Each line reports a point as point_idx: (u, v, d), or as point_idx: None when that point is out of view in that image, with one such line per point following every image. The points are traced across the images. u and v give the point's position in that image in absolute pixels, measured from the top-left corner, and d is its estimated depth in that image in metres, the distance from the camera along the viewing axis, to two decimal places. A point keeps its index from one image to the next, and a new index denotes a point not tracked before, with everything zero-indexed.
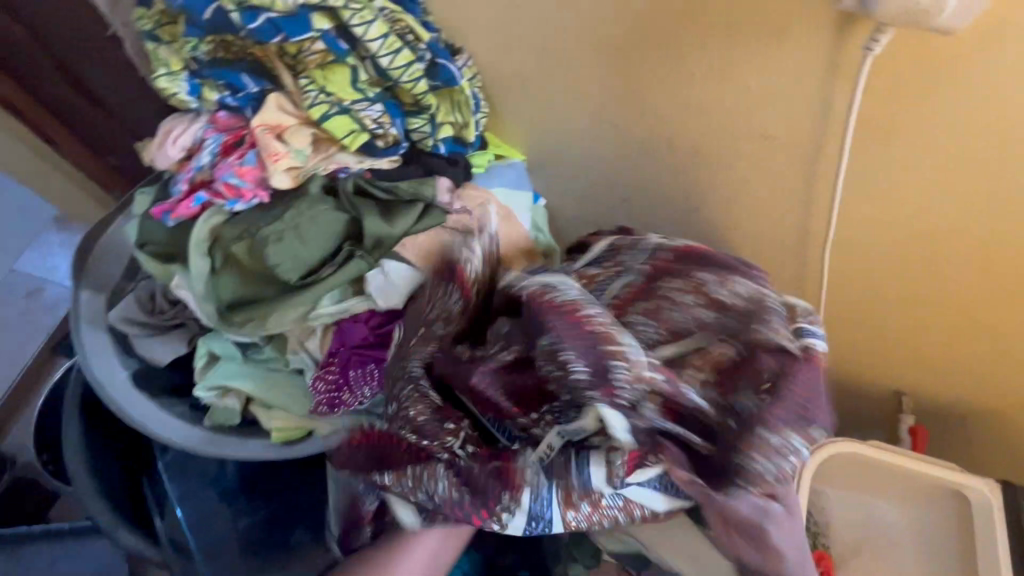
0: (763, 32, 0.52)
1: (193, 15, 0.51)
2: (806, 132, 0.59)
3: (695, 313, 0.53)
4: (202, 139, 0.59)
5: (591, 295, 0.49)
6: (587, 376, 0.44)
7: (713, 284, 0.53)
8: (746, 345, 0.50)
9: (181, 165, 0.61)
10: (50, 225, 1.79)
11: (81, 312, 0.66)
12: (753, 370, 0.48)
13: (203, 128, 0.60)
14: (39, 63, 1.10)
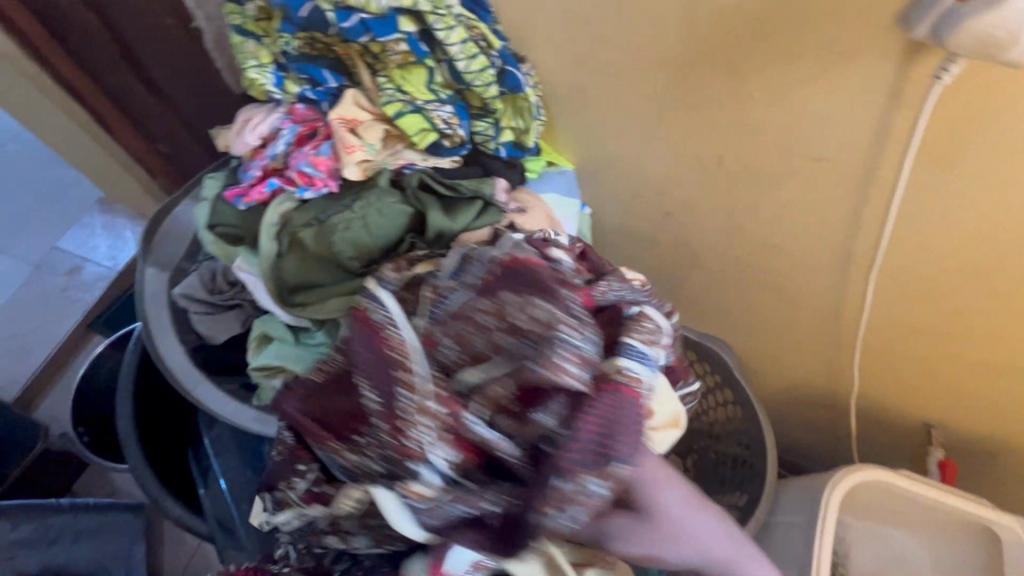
0: (827, 55, 0.53)
1: (289, 14, 0.55)
2: (862, 155, 0.60)
3: (491, 324, 0.49)
4: (278, 128, 0.63)
5: (447, 326, 0.51)
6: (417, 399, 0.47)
7: (520, 295, 0.49)
8: (531, 361, 0.46)
9: (255, 152, 0.65)
10: (92, 206, 1.81)
11: (147, 286, 0.70)
12: (515, 376, 0.47)
13: (280, 118, 0.64)
14: (96, 47, 1.14)
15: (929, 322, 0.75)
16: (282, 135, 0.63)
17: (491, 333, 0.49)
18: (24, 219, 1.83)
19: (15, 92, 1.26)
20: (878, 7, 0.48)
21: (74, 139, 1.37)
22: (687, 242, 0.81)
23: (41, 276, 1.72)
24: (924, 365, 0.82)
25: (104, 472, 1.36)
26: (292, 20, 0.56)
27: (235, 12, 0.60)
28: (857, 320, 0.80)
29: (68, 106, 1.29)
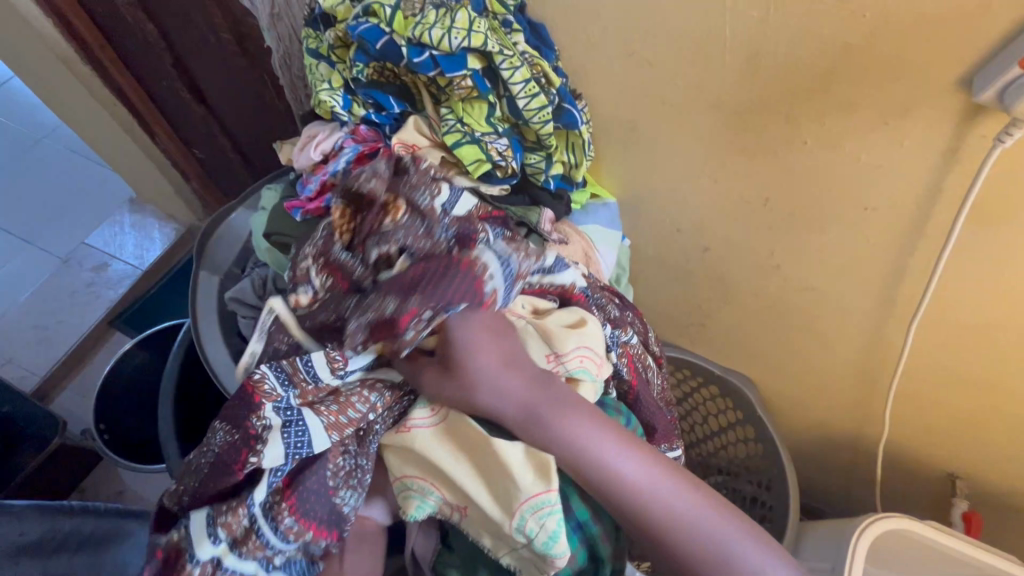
0: (885, 111, 0.55)
1: (365, 44, 0.58)
2: (914, 206, 0.61)
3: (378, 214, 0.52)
4: (341, 146, 0.65)
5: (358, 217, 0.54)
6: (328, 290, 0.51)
7: (373, 169, 0.53)
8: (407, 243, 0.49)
9: (316, 167, 0.66)
10: (123, 204, 1.83)
11: (201, 290, 0.72)
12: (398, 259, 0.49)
13: (343, 137, 0.65)
14: (145, 58, 1.17)
15: (966, 373, 0.75)
16: (343, 153, 0.64)
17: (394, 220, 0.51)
18: (55, 213, 1.86)
19: (66, 93, 1.29)
20: (944, 70, 0.50)
21: (115, 140, 1.41)
22: (724, 281, 0.82)
23: (68, 271, 1.74)
24: (957, 416, 0.82)
25: (116, 470, 1.35)
26: (367, 50, 0.59)
27: (313, 37, 0.65)
28: (891, 366, 0.80)
29: (114, 109, 1.32)
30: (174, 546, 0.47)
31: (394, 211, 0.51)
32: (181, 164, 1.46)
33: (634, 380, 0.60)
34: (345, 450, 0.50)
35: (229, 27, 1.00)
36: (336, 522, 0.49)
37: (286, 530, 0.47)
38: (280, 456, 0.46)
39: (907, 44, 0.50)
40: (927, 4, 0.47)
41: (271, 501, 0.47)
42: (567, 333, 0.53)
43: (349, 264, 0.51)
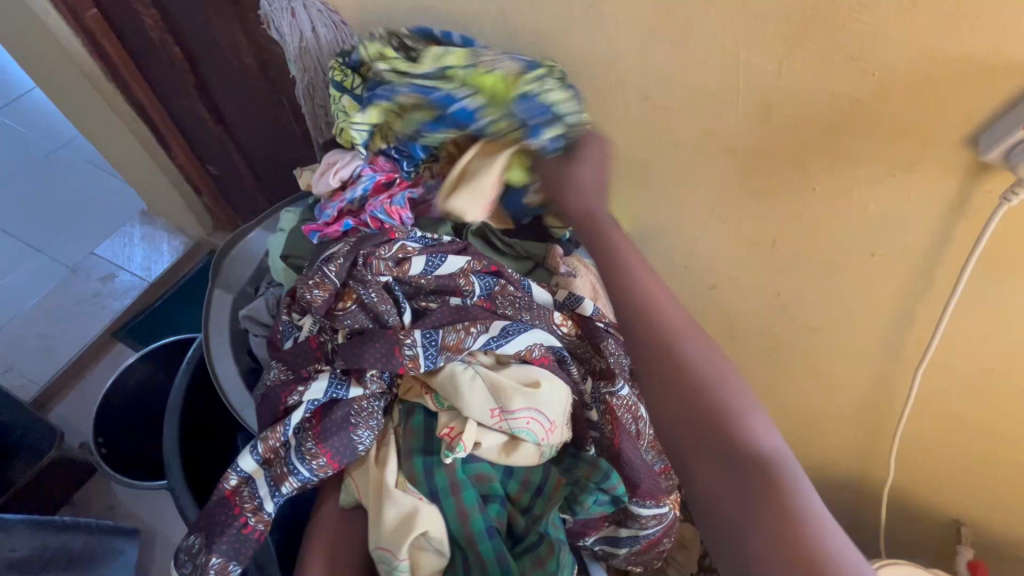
0: (892, 165, 0.56)
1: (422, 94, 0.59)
2: (920, 256, 0.62)
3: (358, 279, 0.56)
4: (359, 173, 0.66)
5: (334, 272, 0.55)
6: (305, 342, 0.57)
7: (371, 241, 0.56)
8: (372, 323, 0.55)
9: (333, 193, 0.67)
10: (133, 216, 1.85)
11: (214, 306, 0.74)
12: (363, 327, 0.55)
13: (361, 164, 0.66)
14: (166, 78, 1.20)
15: (970, 420, 0.75)
16: (362, 181, 0.65)
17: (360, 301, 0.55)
18: (66, 223, 1.88)
19: (89, 108, 1.32)
20: (952, 128, 0.52)
21: (133, 155, 1.43)
22: (730, 319, 0.82)
23: (75, 280, 1.75)
24: (961, 463, 0.82)
25: (109, 485, 1.34)
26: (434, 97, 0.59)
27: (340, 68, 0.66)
28: (897, 410, 0.80)
29: (134, 125, 1.35)
30: (231, 487, 0.54)
31: (347, 298, 0.55)
32: (195, 179, 1.48)
33: (616, 435, 0.60)
34: (371, 395, 0.56)
35: (251, 52, 1.02)
36: (349, 456, 0.54)
37: (308, 457, 0.53)
38: (321, 392, 0.54)
39: (916, 102, 0.52)
40: (938, 66, 0.49)
41: (302, 428, 0.54)
42: (515, 389, 0.54)
43: (321, 334, 0.57)
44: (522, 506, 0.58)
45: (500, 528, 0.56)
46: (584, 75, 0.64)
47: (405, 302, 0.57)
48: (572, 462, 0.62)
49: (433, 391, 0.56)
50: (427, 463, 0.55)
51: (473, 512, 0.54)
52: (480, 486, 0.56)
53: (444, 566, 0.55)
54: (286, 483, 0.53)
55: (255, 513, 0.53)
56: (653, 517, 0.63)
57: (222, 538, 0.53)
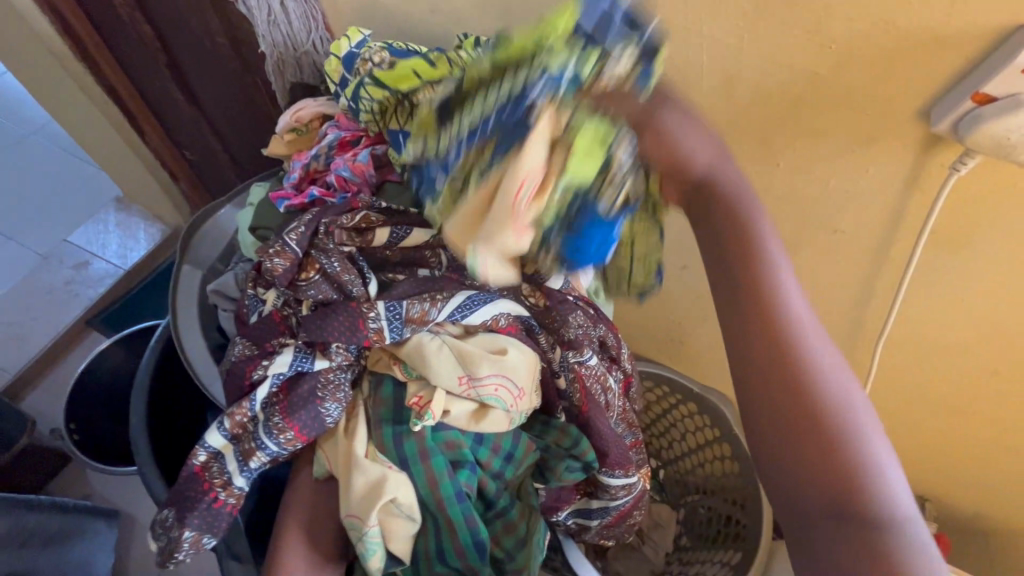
0: (850, 138, 0.58)
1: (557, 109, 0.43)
2: (880, 230, 0.64)
3: (328, 250, 0.56)
4: (327, 135, 0.67)
5: (297, 247, 0.56)
6: (269, 315, 0.57)
7: (340, 214, 0.57)
8: (340, 295, 0.55)
9: (300, 156, 0.68)
10: (108, 203, 1.81)
11: (181, 282, 0.73)
12: (330, 298, 0.55)
13: (332, 126, 0.68)
14: (136, 57, 1.18)
15: (930, 394, 0.78)
16: (327, 139, 0.66)
17: (325, 274, 0.55)
18: (38, 209, 1.83)
19: (60, 90, 1.30)
20: (903, 102, 0.53)
21: (104, 138, 1.40)
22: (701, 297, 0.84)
23: (48, 268, 1.71)
24: (922, 438, 0.85)
25: (83, 473, 1.32)
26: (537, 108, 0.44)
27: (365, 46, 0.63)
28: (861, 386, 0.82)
29: (105, 108, 1.32)
30: (201, 463, 0.54)
31: (310, 269, 0.56)
32: (169, 164, 1.46)
33: (585, 404, 0.61)
34: (338, 367, 0.55)
35: (224, 31, 1.01)
36: (317, 429, 0.53)
37: (276, 431, 0.52)
38: (286, 364, 0.54)
39: (870, 77, 0.53)
40: (889, 40, 0.50)
41: (270, 403, 0.54)
42: (482, 356, 0.54)
43: (286, 305, 0.57)
44: (493, 473, 0.58)
45: (471, 493, 0.56)
46: None
47: (370, 273, 0.56)
48: (543, 428, 0.64)
49: (401, 360, 0.56)
50: (396, 432, 0.55)
51: (442, 478, 0.54)
52: (451, 453, 0.55)
53: (415, 531, 0.55)
54: (255, 459, 0.53)
55: (226, 488, 0.53)
56: (623, 487, 0.64)
57: (194, 513, 0.53)
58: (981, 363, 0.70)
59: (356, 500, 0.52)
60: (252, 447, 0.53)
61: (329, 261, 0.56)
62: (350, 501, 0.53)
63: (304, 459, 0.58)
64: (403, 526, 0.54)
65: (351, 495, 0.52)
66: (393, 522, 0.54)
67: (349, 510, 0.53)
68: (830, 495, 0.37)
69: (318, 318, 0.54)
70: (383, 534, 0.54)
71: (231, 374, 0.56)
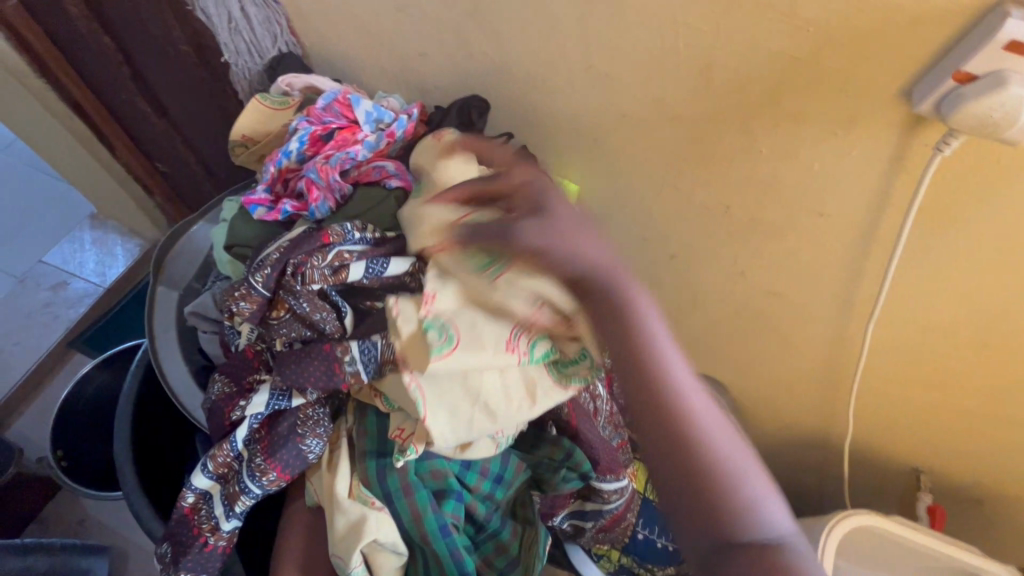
0: (834, 122, 0.57)
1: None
2: (865, 213, 0.63)
3: (301, 287, 0.52)
4: (295, 129, 0.66)
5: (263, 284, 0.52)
6: (249, 349, 0.56)
7: (306, 250, 0.52)
8: (316, 341, 0.53)
9: (268, 156, 0.66)
10: (82, 221, 1.76)
11: (157, 305, 0.71)
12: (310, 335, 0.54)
13: (298, 120, 0.67)
14: (97, 69, 1.13)
15: (925, 371, 0.78)
16: (297, 135, 0.65)
17: (300, 313, 0.53)
18: (9, 231, 1.77)
19: (24, 109, 1.25)
20: (884, 82, 0.52)
21: (73, 154, 1.36)
22: (694, 285, 0.83)
23: (25, 291, 1.66)
24: (916, 413, 0.85)
25: (74, 499, 1.29)
26: None
27: None
28: (855, 365, 0.82)
29: (71, 124, 1.28)
30: (190, 505, 0.53)
31: (280, 306, 0.54)
32: (143, 178, 1.41)
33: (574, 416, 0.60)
34: (316, 402, 0.54)
35: (188, 39, 0.97)
36: (301, 466, 0.52)
37: (259, 474, 0.52)
38: (263, 403, 0.52)
39: (850, 59, 0.52)
40: (865, 20, 0.49)
41: (252, 441, 0.53)
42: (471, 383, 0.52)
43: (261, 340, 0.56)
44: (482, 495, 0.57)
45: (458, 523, 0.55)
46: (526, 41, 0.63)
47: (344, 304, 0.55)
48: (535, 441, 0.61)
49: (382, 393, 0.54)
50: (379, 465, 0.54)
51: (426, 513, 0.53)
52: (435, 483, 0.55)
53: (403, 563, 0.55)
54: (237, 504, 0.52)
55: (214, 532, 0.53)
56: (615, 492, 0.64)
57: (186, 558, 0.53)
58: (973, 338, 0.70)
59: (341, 543, 0.51)
60: (235, 489, 0.52)
61: (310, 296, 0.52)
62: (341, 543, 0.51)
63: (296, 483, 0.57)
64: (389, 557, 0.53)
65: (335, 537, 0.52)
66: (380, 555, 0.53)
67: (335, 551, 0.52)
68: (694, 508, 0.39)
69: (293, 356, 0.52)
70: (370, 567, 0.53)
71: (211, 415, 0.55)
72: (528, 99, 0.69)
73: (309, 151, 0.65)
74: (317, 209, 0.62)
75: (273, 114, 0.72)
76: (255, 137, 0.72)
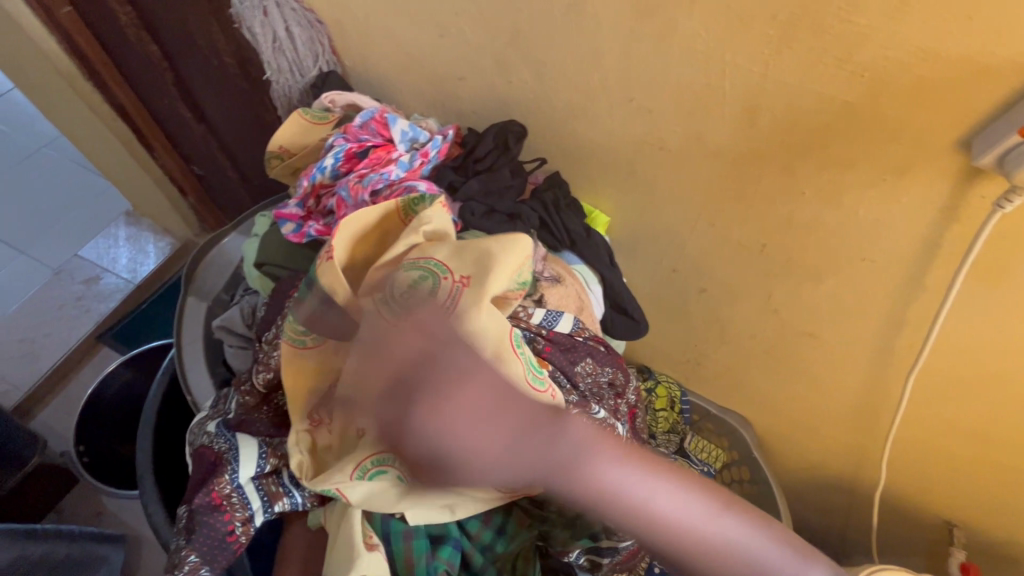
0: (886, 169, 0.55)
1: (689, 460, 0.90)
2: (912, 262, 0.61)
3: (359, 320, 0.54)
4: (331, 146, 0.66)
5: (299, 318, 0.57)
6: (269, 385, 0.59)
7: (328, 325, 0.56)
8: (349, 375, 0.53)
9: (302, 170, 0.67)
10: (118, 218, 1.80)
11: (186, 316, 0.73)
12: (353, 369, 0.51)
13: (335, 136, 0.67)
14: (143, 74, 1.16)
15: (966, 426, 0.74)
16: (332, 151, 0.65)
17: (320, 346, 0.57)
18: (46, 224, 1.83)
19: (70, 109, 1.29)
20: (939, 132, 0.50)
21: (114, 153, 1.39)
22: (722, 323, 0.81)
23: (59, 284, 1.70)
24: (953, 467, 0.81)
25: (93, 492, 1.31)
26: None
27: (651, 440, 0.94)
28: (891, 414, 0.79)
29: (115, 126, 1.31)
30: (220, 492, 0.53)
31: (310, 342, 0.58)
32: (178, 180, 1.45)
33: None
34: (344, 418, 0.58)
35: (232, 51, 0.99)
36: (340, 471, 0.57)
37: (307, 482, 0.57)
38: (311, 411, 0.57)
39: (905, 107, 0.50)
40: (925, 68, 0.47)
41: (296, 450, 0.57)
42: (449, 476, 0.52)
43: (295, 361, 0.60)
44: (481, 544, 0.61)
45: (452, 569, 0.59)
46: (568, 72, 0.63)
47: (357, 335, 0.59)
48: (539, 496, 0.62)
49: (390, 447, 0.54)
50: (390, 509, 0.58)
51: (418, 560, 0.57)
52: (436, 530, 0.59)
53: None
54: (224, 528, 0.52)
55: (245, 523, 0.53)
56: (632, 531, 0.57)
57: (204, 541, 0.52)
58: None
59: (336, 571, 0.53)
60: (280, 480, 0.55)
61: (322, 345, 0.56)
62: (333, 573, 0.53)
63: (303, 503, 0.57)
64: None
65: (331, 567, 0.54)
66: None
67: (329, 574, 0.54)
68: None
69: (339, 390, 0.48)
70: None
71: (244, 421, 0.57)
72: (565, 127, 0.69)
73: (341, 167, 0.65)
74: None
75: (313, 128, 0.72)
76: (292, 149, 0.73)
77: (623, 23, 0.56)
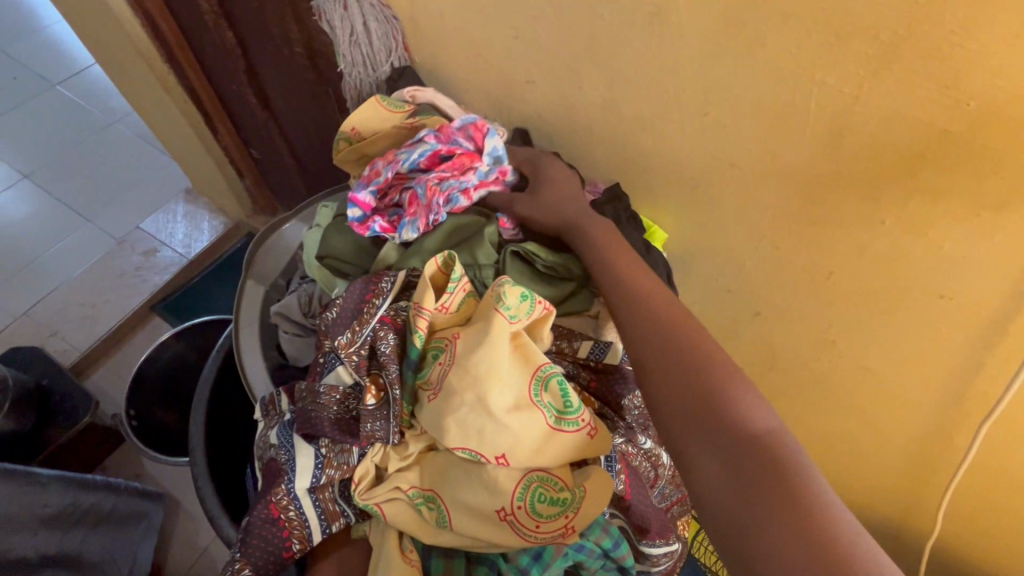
0: (980, 204, 0.52)
1: None
2: (997, 304, 0.57)
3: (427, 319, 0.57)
4: (420, 140, 0.65)
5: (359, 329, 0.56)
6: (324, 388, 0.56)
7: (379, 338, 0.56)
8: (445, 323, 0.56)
9: (384, 154, 0.66)
10: (178, 195, 1.88)
11: (245, 297, 0.75)
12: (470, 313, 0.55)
13: (427, 132, 0.66)
14: (216, 59, 1.21)
15: None
16: (421, 147, 0.64)
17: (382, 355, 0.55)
18: (112, 195, 1.92)
19: (145, 88, 1.35)
20: None
21: (181, 132, 1.45)
22: (775, 347, 0.78)
23: (120, 253, 1.79)
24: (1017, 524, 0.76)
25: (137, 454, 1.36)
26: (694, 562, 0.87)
27: None
28: (953, 461, 0.74)
29: (185, 107, 1.37)
30: (276, 504, 0.53)
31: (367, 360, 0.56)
32: (238, 162, 1.50)
33: (628, 492, 0.54)
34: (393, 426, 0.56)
35: (302, 41, 1.02)
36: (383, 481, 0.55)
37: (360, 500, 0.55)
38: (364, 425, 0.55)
39: (1011, 140, 0.47)
40: None
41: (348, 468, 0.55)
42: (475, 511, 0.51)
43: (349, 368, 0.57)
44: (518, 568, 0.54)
45: None
46: (642, 81, 0.61)
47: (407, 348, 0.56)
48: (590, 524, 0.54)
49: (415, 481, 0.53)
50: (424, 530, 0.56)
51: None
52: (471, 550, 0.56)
53: None
54: (281, 543, 0.53)
55: (301, 541, 0.53)
56: (664, 556, 0.58)
57: (260, 549, 0.53)
58: None
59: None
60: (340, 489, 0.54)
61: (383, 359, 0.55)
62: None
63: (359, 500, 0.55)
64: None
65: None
66: None
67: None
68: (823, 557, 0.36)
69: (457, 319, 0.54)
70: None
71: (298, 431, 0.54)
72: (632, 137, 0.67)
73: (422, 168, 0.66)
74: (408, 228, 0.63)
75: (386, 114, 0.73)
76: (361, 131, 0.74)
77: (709, 35, 0.54)
